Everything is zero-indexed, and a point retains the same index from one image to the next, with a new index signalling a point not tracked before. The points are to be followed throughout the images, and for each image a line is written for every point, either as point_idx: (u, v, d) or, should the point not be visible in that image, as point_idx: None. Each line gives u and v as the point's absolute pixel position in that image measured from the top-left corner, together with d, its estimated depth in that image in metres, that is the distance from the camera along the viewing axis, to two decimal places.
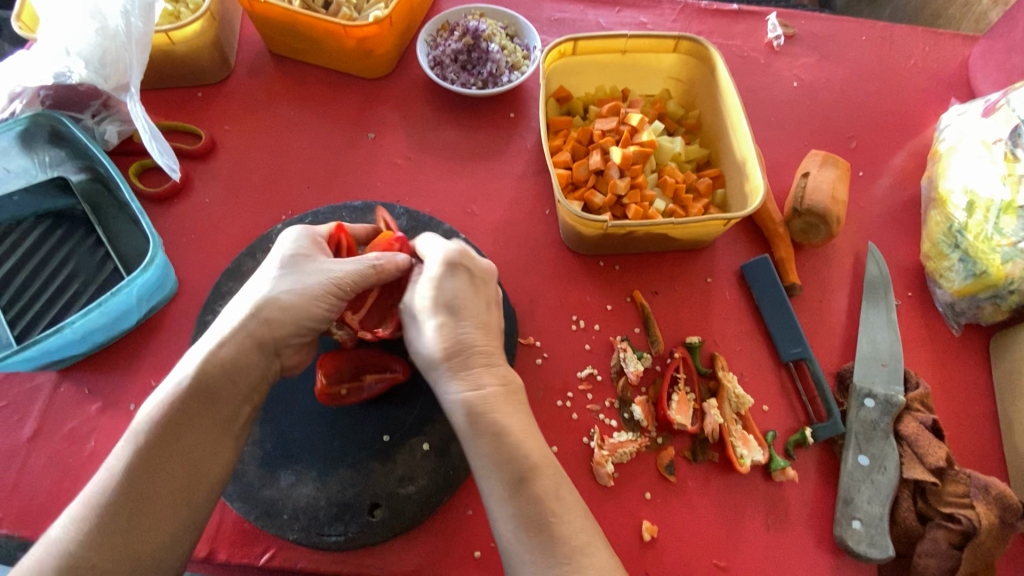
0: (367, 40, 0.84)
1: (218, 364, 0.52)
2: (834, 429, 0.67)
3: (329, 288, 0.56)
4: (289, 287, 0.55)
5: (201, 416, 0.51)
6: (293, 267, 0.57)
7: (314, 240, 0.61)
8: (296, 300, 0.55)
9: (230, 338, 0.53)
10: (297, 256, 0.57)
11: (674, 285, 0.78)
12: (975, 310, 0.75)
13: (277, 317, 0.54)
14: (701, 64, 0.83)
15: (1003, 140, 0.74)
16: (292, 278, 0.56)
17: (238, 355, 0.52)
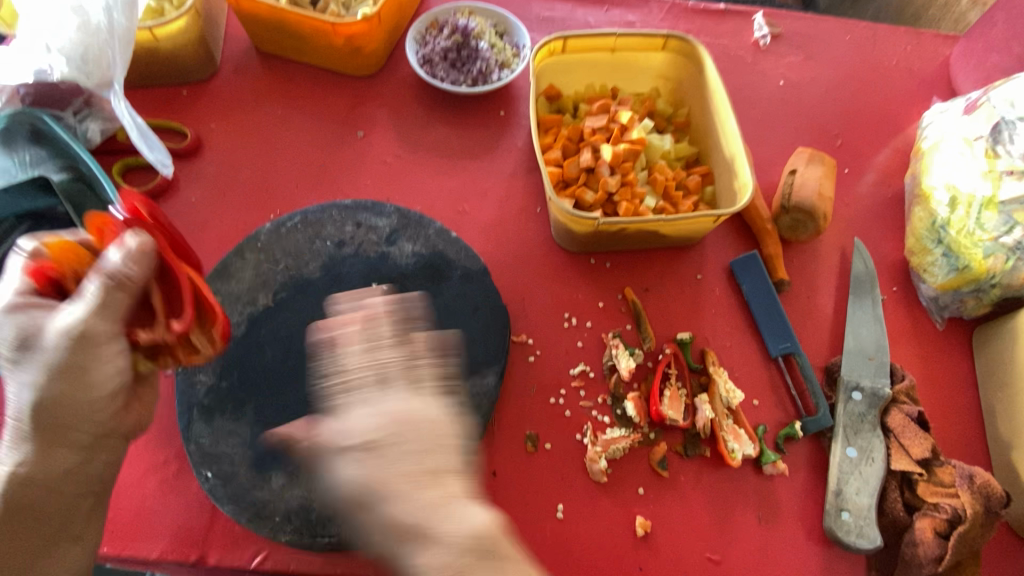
0: (356, 38, 0.83)
1: (31, 494, 0.50)
2: (823, 422, 0.68)
3: (53, 376, 0.48)
4: (40, 374, 0.48)
5: (24, 536, 0.50)
6: (26, 349, 0.48)
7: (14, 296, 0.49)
8: (60, 389, 0.49)
9: (30, 445, 0.49)
10: (5, 343, 0.48)
11: (665, 282, 0.78)
12: (958, 304, 0.77)
13: (56, 407, 0.49)
14: (689, 62, 0.84)
15: (984, 137, 0.75)
16: (42, 364, 0.48)
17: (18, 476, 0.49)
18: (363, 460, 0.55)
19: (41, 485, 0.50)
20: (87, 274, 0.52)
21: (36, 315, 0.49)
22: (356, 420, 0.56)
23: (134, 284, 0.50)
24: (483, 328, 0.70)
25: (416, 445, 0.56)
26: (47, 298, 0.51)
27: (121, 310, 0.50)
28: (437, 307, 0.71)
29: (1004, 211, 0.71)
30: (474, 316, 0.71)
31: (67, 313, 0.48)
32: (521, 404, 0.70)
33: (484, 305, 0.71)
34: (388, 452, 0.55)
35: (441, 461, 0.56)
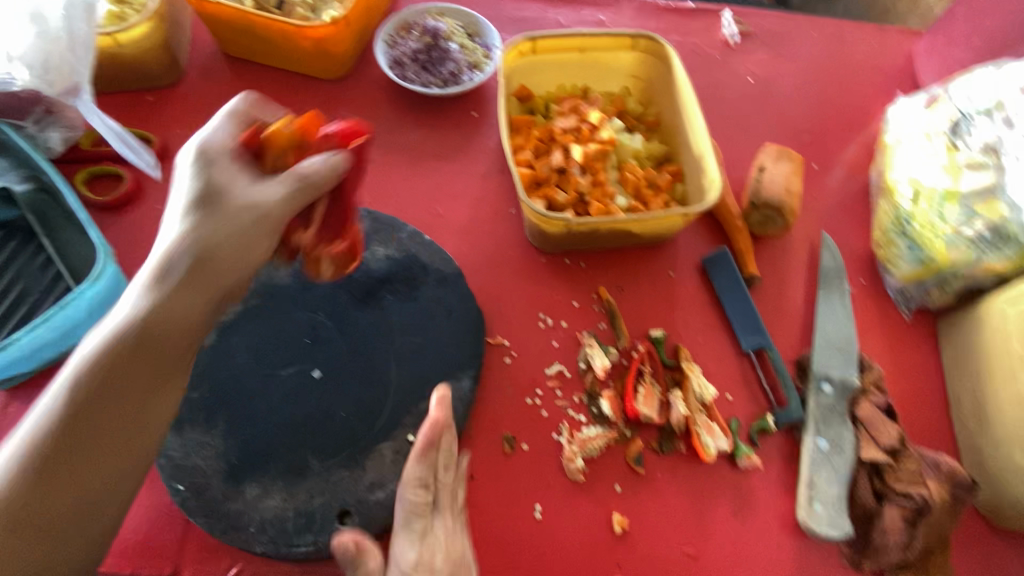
0: (323, 41, 0.82)
1: (163, 322, 0.50)
2: (793, 415, 0.69)
3: (228, 223, 0.53)
4: (215, 226, 0.52)
5: (136, 369, 0.48)
6: (213, 200, 0.53)
7: (224, 146, 0.55)
8: (227, 242, 0.53)
9: (180, 281, 0.50)
10: (202, 189, 0.53)
11: (638, 280, 0.79)
12: (923, 295, 0.79)
13: (213, 256, 0.52)
14: (658, 61, 0.84)
15: (944, 132, 0.76)
16: (215, 219, 0.52)
17: (155, 296, 0.50)
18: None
19: (177, 324, 0.50)
20: (281, 159, 0.57)
21: (232, 176, 0.55)
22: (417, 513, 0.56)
23: (315, 189, 0.56)
24: (457, 330, 0.70)
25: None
26: (246, 154, 0.57)
27: (298, 200, 0.56)
28: (412, 312, 0.70)
29: (965, 203, 0.71)
30: (449, 318, 0.71)
31: (263, 189, 0.54)
32: (497, 405, 0.70)
33: (458, 307, 0.71)
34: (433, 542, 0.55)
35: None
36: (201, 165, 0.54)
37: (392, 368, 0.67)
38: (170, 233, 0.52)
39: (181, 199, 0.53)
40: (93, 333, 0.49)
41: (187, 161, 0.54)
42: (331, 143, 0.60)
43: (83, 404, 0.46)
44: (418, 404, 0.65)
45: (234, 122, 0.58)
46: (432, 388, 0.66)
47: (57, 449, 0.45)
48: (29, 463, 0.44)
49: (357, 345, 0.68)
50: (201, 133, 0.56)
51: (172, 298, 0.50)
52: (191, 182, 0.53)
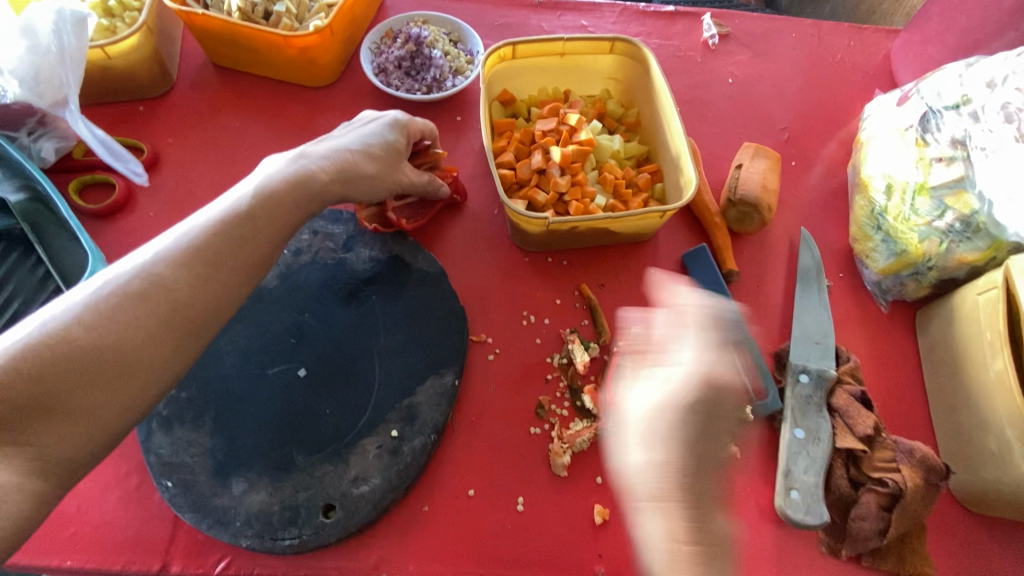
0: (309, 50, 0.85)
1: (308, 186, 0.61)
2: (771, 406, 0.70)
3: (379, 165, 0.68)
4: (377, 171, 0.68)
5: (283, 210, 0.59)
6: (391, 157, 0.70)
7: (411, 131, 0.73)
8: (376, 173, 0.68)
9: (337, 177, 0.63)
10: (386, 143, 0.69)
11: (619, 277, 0.81)
12: (900, 287, 0.80)
13: (349, 179, 0.65)
14: (636, 64, 0.86)
15: (914, 127, 0.78)
16: (384, 167, 0.69)
17: (290, 185, 0.59)
18: (653, 450, 0.60)
19: (319, 194, 0.62)
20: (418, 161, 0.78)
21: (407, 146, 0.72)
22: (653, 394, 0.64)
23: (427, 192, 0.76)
24: (440, 328, 0.72)
25: (721, 422, 0.63)
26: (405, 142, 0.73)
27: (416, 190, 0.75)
28: (396, 311, 0.72)
29: (936, 196, 0.73)
30: (432, 316, 0.72)
31: (409, 171, 0.73)
32: (481, 401, 0.71)
33: (441, 306, 0.73)
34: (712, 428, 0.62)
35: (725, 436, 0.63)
36: (397, 126, 0.71)
37: (376, 366, 0.68)
38: (324, 148, 0.65)
39: (365, 130, 0.69)
40: (235, 198, 0.57)
41: (385, 121, 0.71)
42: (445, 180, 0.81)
43: (207, 259, 0.53)
44: (402, 401, 0.67)
45: (423, 125, 0.75)
46: (416, 385, 0.68)
47: (181, 289, 0.51)
48: (142, 301, 0.49)
49: (341, 343, 0.70)
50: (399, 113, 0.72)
51: (291, 203, 0.59)
52: (379, 133, 0.69)
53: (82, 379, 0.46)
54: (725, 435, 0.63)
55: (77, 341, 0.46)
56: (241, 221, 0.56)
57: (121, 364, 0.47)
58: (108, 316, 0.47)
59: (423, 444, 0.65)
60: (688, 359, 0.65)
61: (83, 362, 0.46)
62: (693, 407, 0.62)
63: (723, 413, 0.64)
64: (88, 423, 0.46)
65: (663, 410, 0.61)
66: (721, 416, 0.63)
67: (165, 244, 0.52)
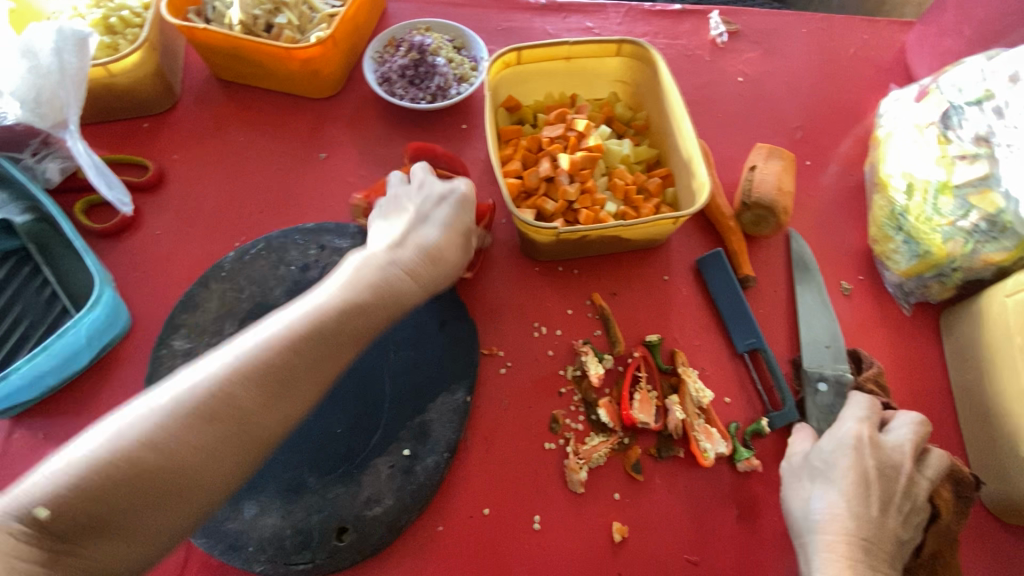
0: (312, 62, 0.84)
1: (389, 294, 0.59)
2: (789, 417, 0.68)
3: (458, 246, 0.66)
4: (457, 255, 0.66)
5: (365, 317, 0.57)
6: (468, 235, 0.68)
7: (478, 202, 0.70)
8: (455, 255, 0.66)
9: (417, 271, 0.62)
10: (464, 222, 0.67)
11: (632, 285, 0.79)
12: (923, 289, 0.78)
13: (435, 268, 0.64)
14: (644, 65, 0.84)
15: (935, 123, 0.75)
16: (463, 246, 0.67)
17: (374, 295, 0.58)
18: (853, 500, 0.57)
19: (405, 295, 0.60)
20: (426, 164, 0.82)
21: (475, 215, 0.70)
22: (897, 454, 0.60)
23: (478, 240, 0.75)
24: (450, 343, 0.70)
25: (899, 482, 0.59)
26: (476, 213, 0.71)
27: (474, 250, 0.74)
28: (404, 325, 0.71)
29: (960, 195, 0.71)
30: (442, 331, 0.71)
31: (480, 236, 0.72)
32: (493, 417, 0.70)
33: (450, 320, 0.72)
34: (908, 489, 0.60)
35: (884, 493, 0.58)
36: (468, 199, 0.68)
37: (386, 384, 0.67)
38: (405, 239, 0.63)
39: (443, 207, 0.66)
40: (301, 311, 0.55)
41: (462, 195, 0.67)
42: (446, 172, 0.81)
43: (279, 380, 0.51)
44: (413, 418, 0.65)
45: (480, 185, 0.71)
46: (428, 403, 0.66)
47: (250, 408, 0.49)
48: (210, 425, 0.48)
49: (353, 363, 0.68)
50: (466, 180, 0.70)
51: (372, 313, 0.57)
52: (457, 214, 0.66)
53: (144, 495, 0.45)
54: (920, 491, 0.60)
55: (145, 463, 0.45)
56: (318, 338, 0.53)
57: (178, 486, 0.46)
58: (182, 435, 0.47)
59: (437, 462, 0.63)
60: (863, 413, 0.62)
61: (144, 484, 0.45)
62: (867, 458, 0.59)
63: (900, 470, 0.60)
64: (143, 537, 0.45)
65: (817, 456, 0.61)
66: (903, 472, 0.60)
67: (237, 360, 0.50)
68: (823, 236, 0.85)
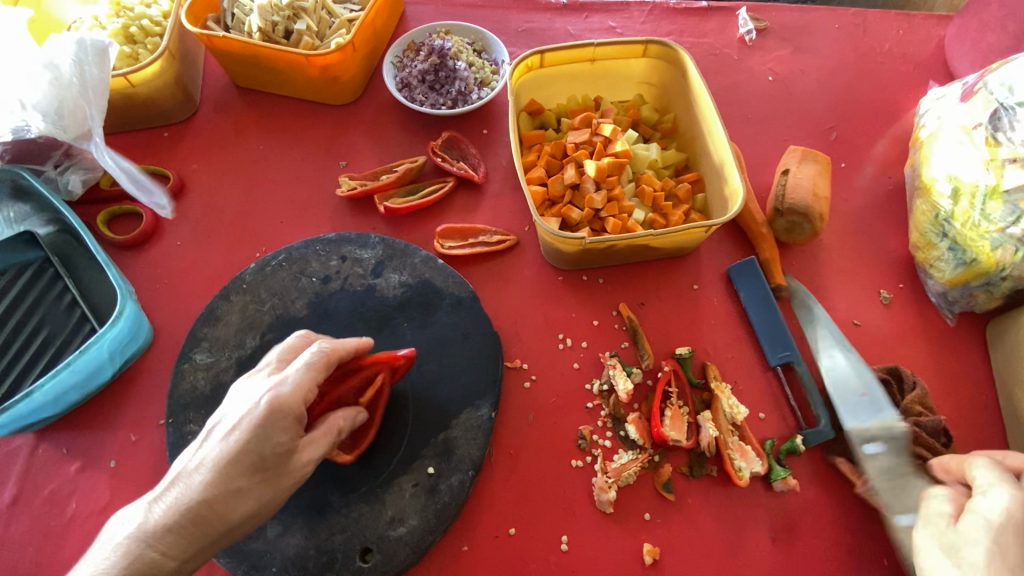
0: (332, 68, 0.83)
1: (168, 556, 0.46)
2: (823, 435, 0.65)
3: (264, 475, 0.49)
4: (259, 499, 0.49)
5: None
6: (276, 463, 0.50)
7: (295, 413, 0.50)
8: (251, 493, 0.49)
9: (197, 510, 0.47)
10: (263, 453, 0.49)
11: (661, 294, 0.76)
12: (968, 299, 0.74)
13: (222, 519, 0.48)
14: (672, 66, 0.81)
15: (983, 124, 0.70)
16: (271, 475, 0.49)
17: (142, 558, 0.45)
18: None
19: (179, 544, 0.46)
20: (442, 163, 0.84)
21: (294, 430, 0.51)
22: None
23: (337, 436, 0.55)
24: (475, 357, 0.68)
25: None
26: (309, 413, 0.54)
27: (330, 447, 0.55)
28: (426, 340, 0.69)
29: (1010, 201, 0.67)
30: (466, 343, 0.69)
31: (312, 444, 0.52)
32: (519, 433, 0.68)
33: (474, 333, 0.70)
34: None
35: None
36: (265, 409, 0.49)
37: (410, 400, 0.65)
38: (195, 467, 0.48)
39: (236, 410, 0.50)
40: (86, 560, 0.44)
41: (258, 403, 0.49)
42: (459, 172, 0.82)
43: None
44: (437, 435, 0.64)
45: (307, 377, 0.52)
46: (452, 419, 0.65)
47: None
48: None
49: None
50: (270, 390, 0.50)
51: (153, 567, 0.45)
52: (252, 425, 0.49)
53: None
54: None
55: None
56: None
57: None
58: None
59: (462, 481, 0.62)
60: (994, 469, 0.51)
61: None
62: None
63: None
64: None
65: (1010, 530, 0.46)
66: None
67: None
68: (861, 243, 0.82)
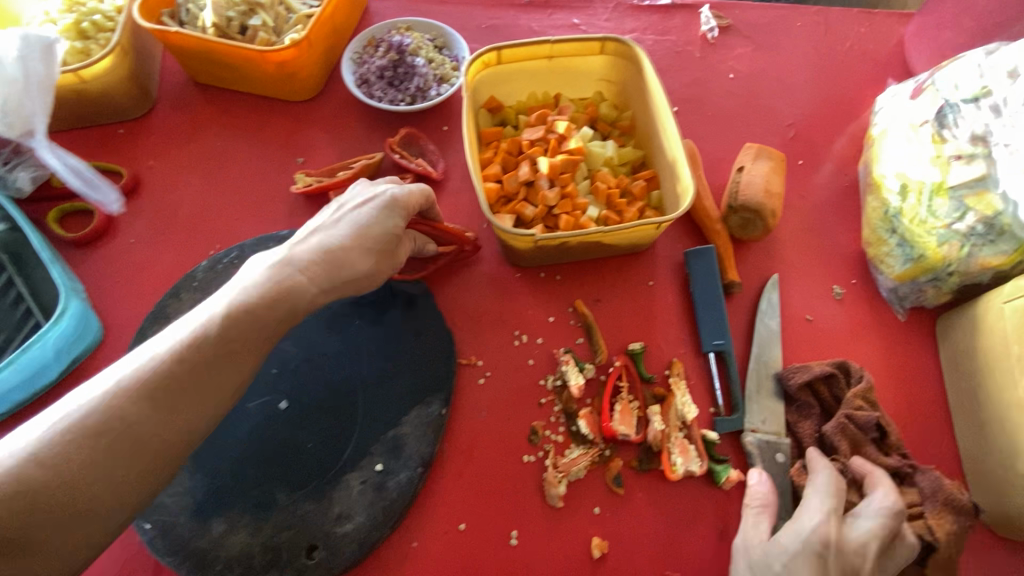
0: (288, 64, 0.82)
1: (298, 295, 0.56)
2: (736, 424, 0.67)
3: (376, 249, 0.61)
4: (367, 269, 0.61)
5: (267, 312, 0.55)
6: (387, 246, 0.62)
7: (409, 211, 0.63)
8: (363, 260, 0.60)
9: (317, 271, 0.57)
10: (383, 231, 0.61)
11: (616, 290, 0.77)
12: (918, 294, 0.75)
13: (339, 278, 0.59)
14: (629, 63, 0.82)
15: (930, 122, 0.72)
16: (380, 255, 0.62)
17: (273, 300, 0.55)
18: None
19: (309, 292, 0.57)
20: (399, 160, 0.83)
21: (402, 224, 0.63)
22: (868, 553, 0.56)
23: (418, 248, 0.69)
24: (427, 353, 0.68)
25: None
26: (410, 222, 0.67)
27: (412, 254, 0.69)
28: (379, 336, 0.69)
29: (955, 196, 0.68)
30: (417, 340, 0.69)
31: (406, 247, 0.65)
32: (470, 429, 0.68)
33: (426, 329, 0.70)
34: None
35: None
36: (386, 201, 0.61)
37: (359, 396, 0.65)
38: (323, 235, 0.59)
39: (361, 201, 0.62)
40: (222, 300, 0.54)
41: (382, 198, 0.61)
42: (416, 169, 0.82)
43: (165, 393, 0.51)
44: (386, 432, 0.64)
45: (418, 191, 0.64)
46: (402, 416, 0.65)
47: (135, 420, 0.49)
48: (97, 439, 0.48)
49: (324, 376, 0.66)
50: (393, 189, 0.62)
51: (267, 321, 0.55)
52: (377, 210, 0.61)
53: (35, 514, 0.46)
54: None
55: (29, 480, 0.46)
56: (224, 336, 0.53)
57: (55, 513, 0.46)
58: (51, 457, 0.47)
59: (409, 478, 0.62)
60: (827, 504, 0.58)
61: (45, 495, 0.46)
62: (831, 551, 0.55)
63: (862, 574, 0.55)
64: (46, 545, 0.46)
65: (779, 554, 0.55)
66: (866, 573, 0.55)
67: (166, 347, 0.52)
68: (816, 239, 0.83)
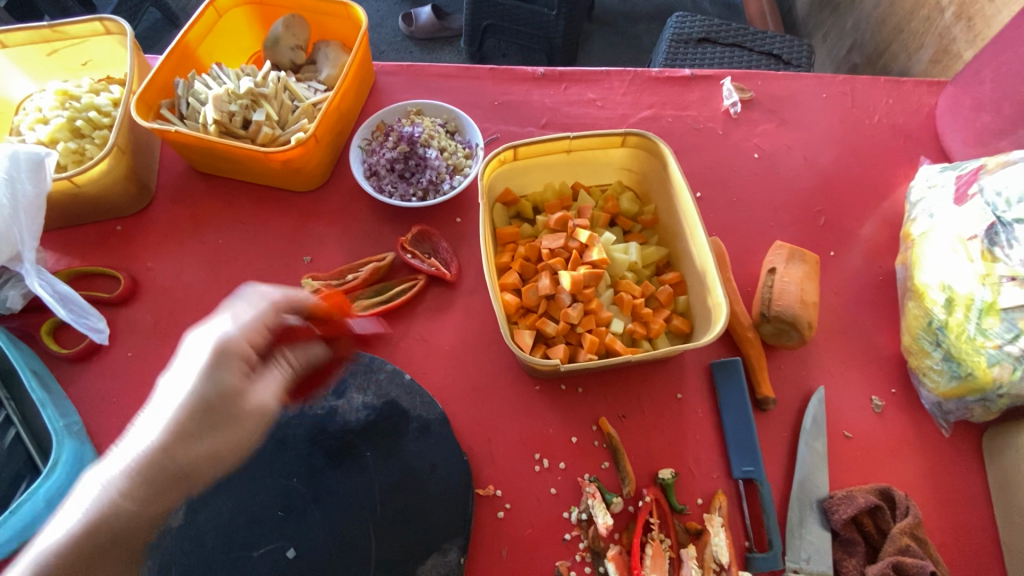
0: (293, 161, 0.78)
1: (114, 509, 0.51)
2: (773, 564, 0.63)
3: (218, 414, 0.54)
4: (213, 441, 0.54)
5: (89, 538, 0.51)
6: (225, 405, 0.54)
7: (239, 358, 0.55)
8: (203, 437, 0.54)
9: (140, 473, 0.52)
10: (214, 394, 0.53)
11: (643, 405, 0.72)
12: (964, 411, 0.70)
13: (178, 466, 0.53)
14: (652, 157, 0.77)
15: (978, 236, 0.68)
16: (225, 420, 0.54)
17: (94, 524, 0.51)
18: None
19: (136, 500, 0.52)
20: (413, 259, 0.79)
21: (241, 376, 0.55)
22: None
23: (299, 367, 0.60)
24: (444, 491, 0.64)
25: None
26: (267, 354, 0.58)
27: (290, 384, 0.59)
28: (391, 471, 0.64)
29: (1008, 318, 0.64)
30: (433, 475, 0.65)
31: (262, 388, 0.56)
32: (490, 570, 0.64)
33: (442, 462, 0.65)
34: None
35: None
36: (214, 359, 0.54)
37: (372, 543, 0.61)
38: (155, 419, 0.54)
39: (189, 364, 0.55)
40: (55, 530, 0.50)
41: (203, 356, 0.54)
42: (428, 269, 0.78)
43: None
44: None
45: (248, 328, 0.55)
46: (417, 565, 0.61)
47: None
48: None
49: (334, 521, 0.62)
50: (216, 340, 0.55)
51: (90, 547, 0.51)
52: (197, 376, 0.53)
53: None
54: None
55: None
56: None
57: None
58: None
59: None
60: None
61: None
62: None
63: None
64: None
65: None
66: None
67: None
68: (851, 342, 0.78)
